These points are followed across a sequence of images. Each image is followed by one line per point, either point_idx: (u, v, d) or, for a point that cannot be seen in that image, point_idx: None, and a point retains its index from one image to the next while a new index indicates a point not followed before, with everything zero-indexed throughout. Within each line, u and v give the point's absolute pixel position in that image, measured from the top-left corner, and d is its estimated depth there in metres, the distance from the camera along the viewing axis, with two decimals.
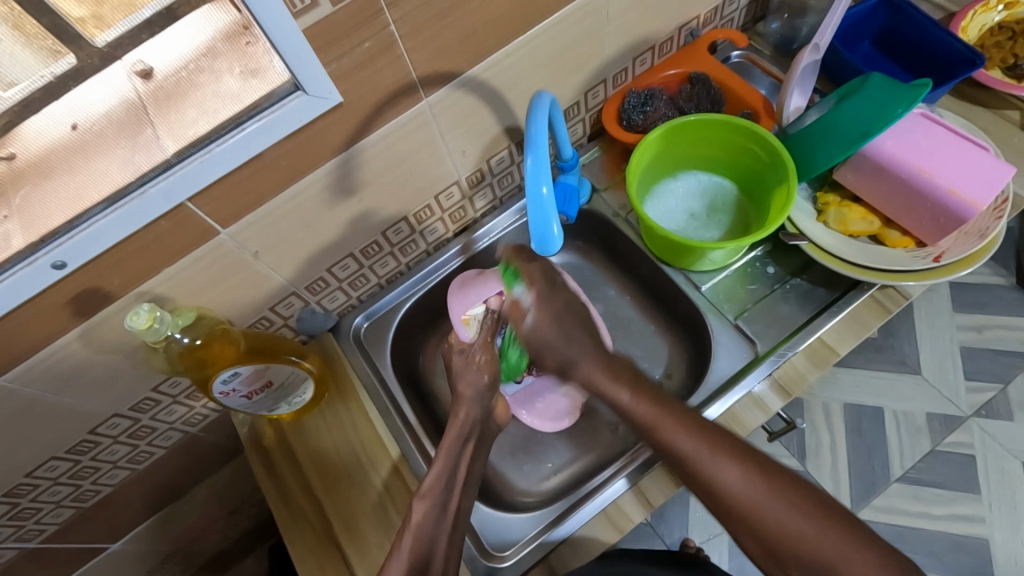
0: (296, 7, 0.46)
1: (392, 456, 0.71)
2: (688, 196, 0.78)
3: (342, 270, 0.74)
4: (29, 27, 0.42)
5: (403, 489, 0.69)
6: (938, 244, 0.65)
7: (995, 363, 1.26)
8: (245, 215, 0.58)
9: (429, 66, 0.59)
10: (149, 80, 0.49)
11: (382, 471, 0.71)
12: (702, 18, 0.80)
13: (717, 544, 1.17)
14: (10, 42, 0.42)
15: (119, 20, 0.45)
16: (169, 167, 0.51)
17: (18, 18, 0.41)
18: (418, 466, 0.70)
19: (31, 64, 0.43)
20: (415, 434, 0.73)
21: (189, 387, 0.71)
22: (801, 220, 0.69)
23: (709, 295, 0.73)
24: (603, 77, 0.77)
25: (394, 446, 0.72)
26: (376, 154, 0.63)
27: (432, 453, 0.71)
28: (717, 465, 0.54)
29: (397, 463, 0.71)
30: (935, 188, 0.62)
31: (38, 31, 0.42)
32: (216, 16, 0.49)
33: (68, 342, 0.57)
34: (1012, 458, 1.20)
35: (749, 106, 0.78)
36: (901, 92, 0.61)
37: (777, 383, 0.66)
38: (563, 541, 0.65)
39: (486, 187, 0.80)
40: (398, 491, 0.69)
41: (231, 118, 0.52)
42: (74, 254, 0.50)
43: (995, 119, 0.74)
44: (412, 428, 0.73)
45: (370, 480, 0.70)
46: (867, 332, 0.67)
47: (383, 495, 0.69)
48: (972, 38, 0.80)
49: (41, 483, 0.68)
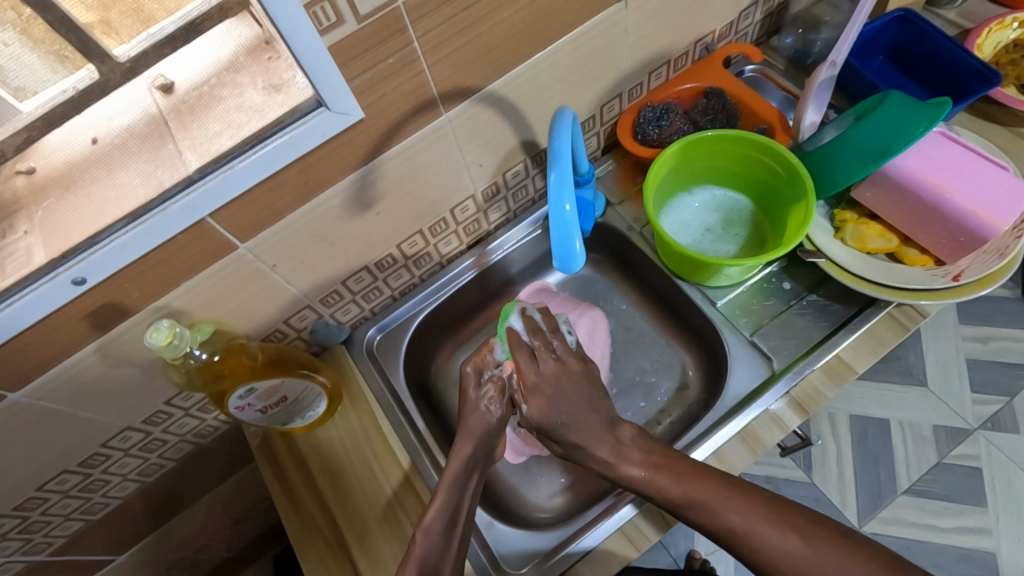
0: (322, 24, 0.46)
1: (403, 466, 0.71)
2: (703, 210, 0.78)
3: (356, 282, 0.73)
4: (35, 32, 0.41)
5: (411, 494, 0.69)
6: (958, 262, 0.65)
7: (1001, 375, 1.26)
8: (263, 229, 0.58)
9: (449, 81, 0.59)
10: (170, 94, 0.51)
11: (393, 481, 0.70)
12: (717, 33, 0.80)
13: (723, 556, 1.17)
14: (16, 45, 0.42)
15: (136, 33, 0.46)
16: (191, 183, 0.50)
17: (24, 24, 0.41)
18: (430, 477, 0.70)
19: (41, 70, 0.44)
20: (425, 440, 0.73)
21: (202, 399, 0.71)
22: (818, 238, 0.69)
23: (725, 310, 0.73)
24: (618, 92, 0.77)
25: (405, 457, 0.71)
26: (395, 168, 0.63)
27: (443, 463, 0.71)
28: (764, 531, 0.50)
29: (408, 473, 0.70)
30: (956, 207, 0.62)
31: (44, 35, 0.42)
32: (237, 31, 0.51)
33: (84, 357, 0.56)
34: (1019, 470, 1.20)
35: (765, 121, 0.78)
36: (917, 110, 0.61)
37: (795, 401, 0.66)
38: (581, 558, 0.64)
39: (501, 200, 0.80)
40: (411, 503, 0.69)
41: (254, 134, 0.51)
42: (94, 270, 0.49)
43: (1010, 136, 0.75)
44: (424, 439, 0.73)
45: (381, 488, 0.70)
46: (884, 349, 0.66)
47: (398, 508, 0.69)
48: (987, 55, 0.80)
49: (52, 497, 0.67)
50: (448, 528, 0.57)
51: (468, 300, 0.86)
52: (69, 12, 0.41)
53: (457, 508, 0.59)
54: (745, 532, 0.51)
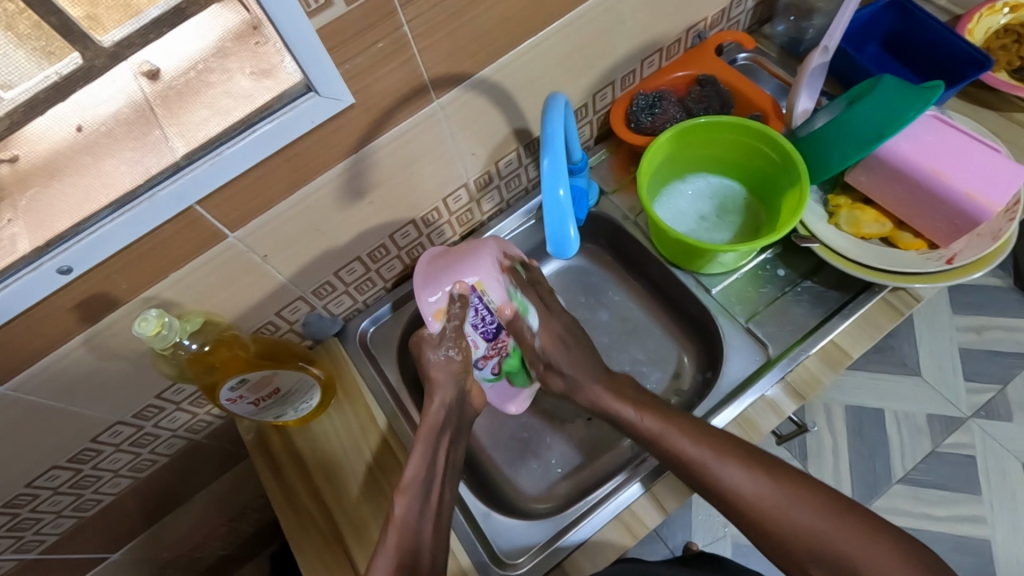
0: (310, 6, 0.45)
1: (380, 425, 0.73)
2: (698, 198, 0.77)
3: (348, 273, 0.73)
4: (22, 27, 0.40)
5: (390, 455, 0.71)
6: (951, 246, 0.65)
7: (995, 364, 1.27)
8: (254, 218, 0.57)
9: (440, 67, 0.58)
10: (156, 82, 0.49)
11: (374, 448, 0.71)
12: (709, 20, 0.80)
13: (721, 547, 1.17)
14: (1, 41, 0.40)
15: (116, 23, 0.44)
16: (178, 170, 0.50)
17: (11, 19, 0.40)
18: (406, 432, 0.72)
19: (25, 65, 0.42)
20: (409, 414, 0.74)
21: (193, 392, 0.70)
22: (812, 223, 0.69)
23: (720, 298, 0.73)
24: (611, 79, 0.76)
25: (382, 416, 0.73)
26: (386, 156, 0.62)
27: (418, 419, 0.73)
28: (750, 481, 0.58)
29: (385, 433, 0.72)
30: (952, 190, 0.62)
31: (32, 30, 0.40)
32: (224, 16, 0.48)
33: (72, 349, 0.55)
34: (1011, 458, 1.20)
35: (757, 108, 0.78)
36: (911, 93, 0.61)
37: (792, 387, 0.66)
38: (576, 548, 0.64)
39: (494, 189, 0.79)
40: (388, 460, 0.70)
41: (244, 119, 0.51)
42: (80, 259, 0.48)
43: (1001, 120, 0.75)
44: (407, 410, 0.74)
45: (365, 458, 0.71)
46: (879, 334, 0.66)
47: (388, 484, 0.69)
48: (978, 41, 0.80)
49: (41, 493, 0.66)
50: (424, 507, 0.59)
51: None
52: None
53: (428, 497, 0.60)
54: (712, 463, 0.59)
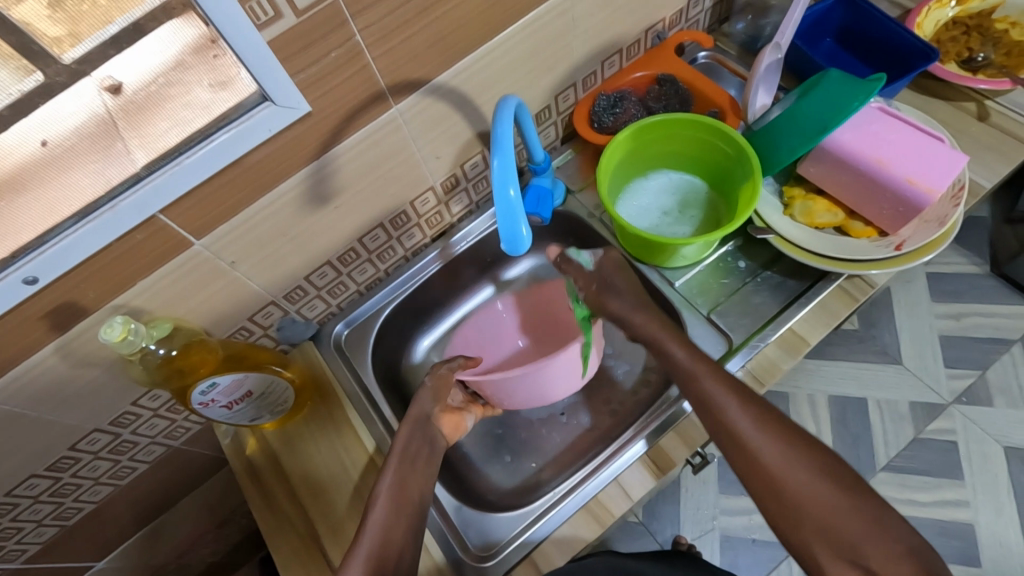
0: (260, 19, 0.47)
1: (368, 448, 0.73)
2: (659, 193, 0.79)
3: (320, 278, 0.75)
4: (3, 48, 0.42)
5: (373, 472, 0.71)
6: (900, 232, 0.67)
7: (973, 350, 1.29)
8: (219, 226, 0.59)
9: (396, 74, 0.60)
10: (118, 96, 0.50)
11: (360, 468, 0.71)
12: (668, 21, 0.82)
13: (708, 540, 1.18)
14: None
15: (91, 36, 0.45)
16: (138, 181, 0.52)
17: None
18: None
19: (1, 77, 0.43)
20: (387, 420, 0.75)
21: (170, 400, 0.71)
22: (768, 214, 0.71)
23: (683, 290, 0.74)
24: (572, 81, 0.78)
25: (370, 439, 0.73)
26: (349, 161, 0.64)
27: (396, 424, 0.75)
28: (728, 442, 0.58)
29: (372, 454, 0.72)
30: (894, 178, 0.64)
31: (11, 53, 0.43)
32: (183, 32, 0.49)
33: (45, 358, 0.57)
34: (992, 441, 1.22)
35: (715, 105, 0.80)
36: (856, 87, 0.63)
37: (751, 374, 0.67)
38: (545, 539, 0.65)
39: (462, 192, 0.81)
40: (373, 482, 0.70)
41: (201, 130, 0.53)
42: (46, 269, 0.50)
43: (953, 110, 0.77)
44: (387, 420, 0.75)
45: (348, 475, 0.71)
46: (835, 321, 0.68)
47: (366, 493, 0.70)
48: (929, 34, 0.82)
49: (22, 502, 0.67)
50: (399, 502, 0.61)
51: (436, 294, 0.87)
52: (30, 25, 0.42)
53: (404, 503, 0.61)
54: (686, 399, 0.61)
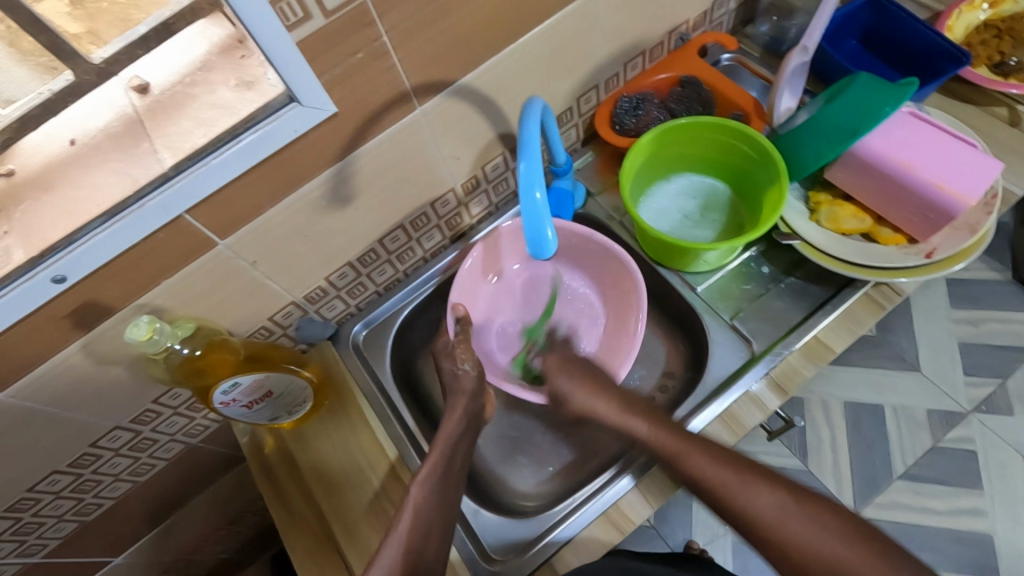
0: (289, 19, 0.46)
1: (390, 456, 0.72)
2: (680, 197, 0.79)
3: (340, 278, 0.75)
4: (24, 44, 0.42)
5: (393, 480, 0.70)
6: (930, 240, 0.66)
7: (995, 358, 1.26)
8: (242, 225, 0.59)
9: (421, 75, 0.59)
10: (145, 95, 0.51)
11: (381, 475, 0.71)
12: (691, 23, 0.81)
13: (721, 545, 1.17)
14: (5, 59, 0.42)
15: (115, 36, 0.47)
16: (166, 180, 0.51)
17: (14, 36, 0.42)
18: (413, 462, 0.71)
19: (28, 80, 0.45)
20: (408, 428, 0.74)
21: (190, 398, 0.72)
22: (794, 220, 0.70)
23: (705, 295, 0.74)
24: (595, 82, 0.78)
25: (393, 449, 0.72)
26: (371, 162, 0.64)
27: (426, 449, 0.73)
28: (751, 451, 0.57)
29: (393, 463, 0.71)
30: (925, 184, 0.63)
31: (32, 46, 0.42)
32: (209, 31, 0.51)
33: (69, 355, 0.57)
34: (1011, 450, 1.20)
35: (739, 108, 0.79)
36: (888, 90, 0.62)
37: (775, 382, 0.66)
38: (565, 544, 0.65)
39: (482, 193, 0.81)
40: (392, 488, 0.70)
41: (227, 130, 0.52)
42: (73, 267, 0.50)
43: (983, 115, 0.75)
44: (411, 433, 0.74)
45: (367, 480, 0.71)
46: (861, 329, 0.67)
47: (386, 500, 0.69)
48: (959, 36, 0.81)
49: (44, 498, 0.68)
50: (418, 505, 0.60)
51: None
52: (51, 21, 0.42)
53: (430, 514, 0.58)
54: None
